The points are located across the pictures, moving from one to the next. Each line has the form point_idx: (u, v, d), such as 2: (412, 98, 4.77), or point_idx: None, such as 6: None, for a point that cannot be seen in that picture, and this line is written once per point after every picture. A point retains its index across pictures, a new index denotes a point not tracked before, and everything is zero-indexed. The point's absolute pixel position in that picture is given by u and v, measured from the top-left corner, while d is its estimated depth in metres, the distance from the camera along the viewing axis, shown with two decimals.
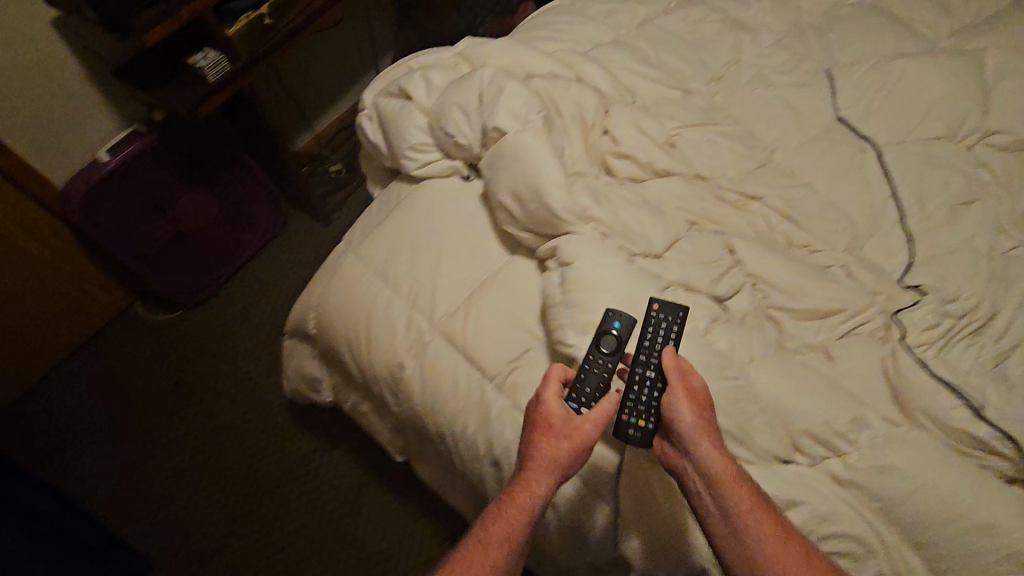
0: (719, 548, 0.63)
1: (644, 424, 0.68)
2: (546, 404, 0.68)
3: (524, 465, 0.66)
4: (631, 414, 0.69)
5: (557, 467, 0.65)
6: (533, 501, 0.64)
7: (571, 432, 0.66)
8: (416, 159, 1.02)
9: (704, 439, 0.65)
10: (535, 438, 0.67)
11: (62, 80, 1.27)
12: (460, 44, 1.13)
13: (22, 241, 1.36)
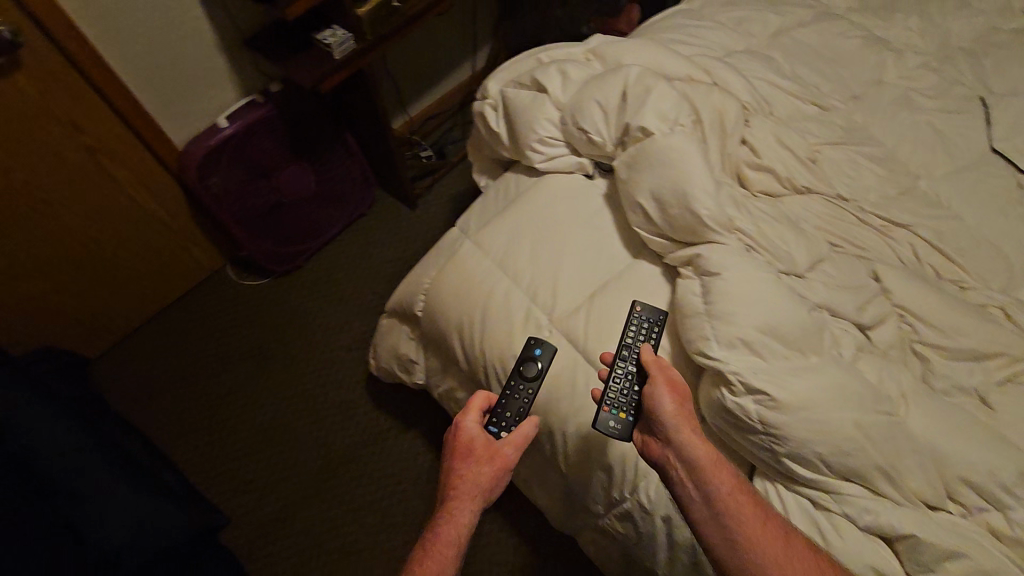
0: (704, 537, 0.65)
1: (624, 416, 0.73)
2: (467, 433, 0.77)
3: (450, 492, 0.73)
4: (613, 406, 0.73)
5: (476, 492, 0.73)
6: (457, 525, 0.71)
7: (487, 458, 0.75)
8: (542, 152, 1.01)
9: (685, 430, 0.68)
10: (456, 465, 0.76)
11: (196, 46, 1.32)
12: (591, 41, 1.12)
13: (139, 192, 1.43)
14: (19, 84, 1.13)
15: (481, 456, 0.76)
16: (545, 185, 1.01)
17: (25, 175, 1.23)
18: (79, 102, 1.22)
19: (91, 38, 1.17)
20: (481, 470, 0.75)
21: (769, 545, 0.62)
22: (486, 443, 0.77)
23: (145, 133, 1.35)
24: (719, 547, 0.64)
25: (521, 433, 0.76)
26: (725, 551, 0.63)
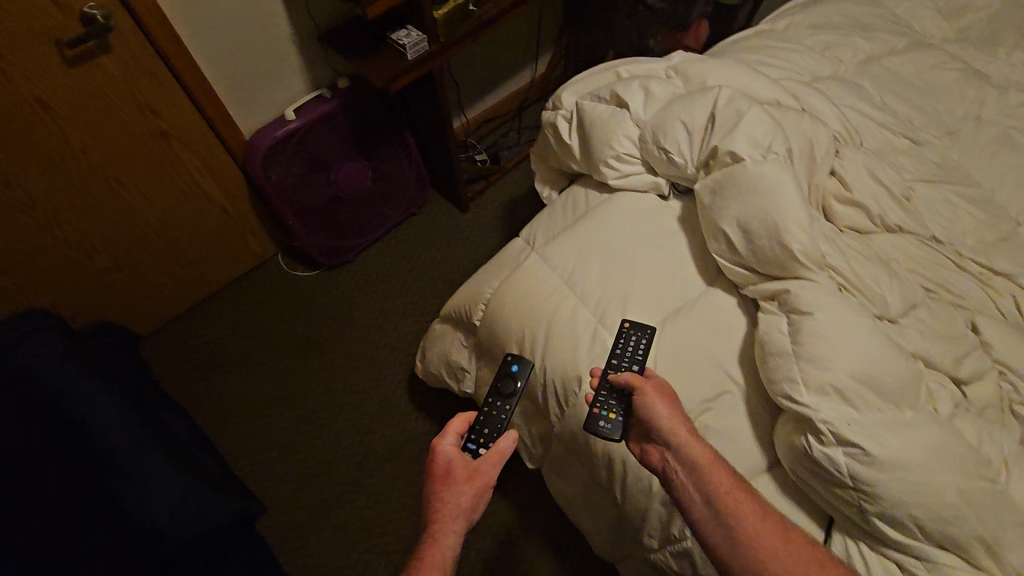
0: (706, 536, 0.68)
1: (614, 417, 0.78)
2: (446, 454, 0.79)
3: (433, 516, 0.74)
4: (603, 408, 0.79)
5: (460, 514, 0.74)
6: (442, 549, 0.72)
7: (467, 478, 0.76)
8: (617, 169, 0.99)
9: (677, 429, 0.72)
10: (438, 488, 0.77)
11: (273, 39, 1.33)
12: (672, 57, 1.09)
13: (204, 179, 1.45)
14: (106, 67, 1.14)
15: (461, 476, 0.77)
16: (618, 202, 0.99)
17: (101, 156, 1.25)
18: (159, 88, 1.24)
19: (177, 27, 1.19)
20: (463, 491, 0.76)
21: (771, 540, 0.65)
22: (465, 464, 0.78)
23: (217, 123, 1.36)
24: (722, 545, 0.67)
25: (501, 449, 0.78)
26: (727, 549, 0.66)
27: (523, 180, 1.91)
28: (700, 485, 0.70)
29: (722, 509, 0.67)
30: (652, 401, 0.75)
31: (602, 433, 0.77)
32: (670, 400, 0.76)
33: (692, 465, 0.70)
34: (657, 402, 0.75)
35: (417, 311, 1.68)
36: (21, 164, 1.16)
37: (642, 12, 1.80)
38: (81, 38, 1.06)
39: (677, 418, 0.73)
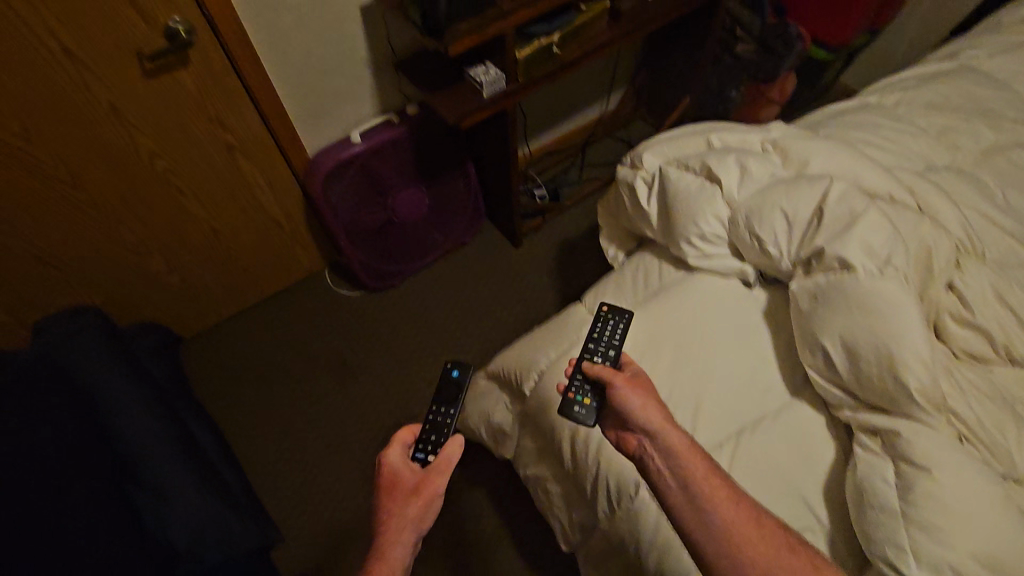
0: (682, 523, 0.66)
1: (588, 402, 0.82)
2: (391, 467, 0.87)
3: (384, 529, 0.82)
4: (577, 393, 0.83)
5: (409, 523, 0.82)
6: (392, 559, 0.79)
7: (412, 492, 0.84)
8: (699, 249, 0.91)
9: (647, 410, 0.74)
10: (387, 503, 0.84)
11: (348, 62, 1.30)
12: (771, 128, 1.00)
13: (263, 194, 1.42)
14: (182, 81, 1.12)
15: (406, 490, 0.85)
16: (696, 286, 0.91)
17: (167, 166, 1.23)
18: (232, 104, 1.21)
19: (258, 44, 1.16)
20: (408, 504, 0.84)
21: (746, 526, 0.64)
22: (411, 476, 0.87)
23: (283, 141, 1.33)
24: (696, 529, 0.65)
25: (445, 459, 0.87)
26: (704, 539, 0.64)
27: (580, 220, 1.84)
28: (671, 466, 0.70)
29: (693, 490, 0.66)
30: (623, 384, 0.77)
31: (576, 417, 0.81)
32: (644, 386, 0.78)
33: (663, 446, 0.71)
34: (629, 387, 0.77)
35: (458, 347, 1.62)
36: (88, 168, 1.14)
37: (726, 61, 1.73)
38: (162, 52, 1.04)
39: (649, 401, 0.75)
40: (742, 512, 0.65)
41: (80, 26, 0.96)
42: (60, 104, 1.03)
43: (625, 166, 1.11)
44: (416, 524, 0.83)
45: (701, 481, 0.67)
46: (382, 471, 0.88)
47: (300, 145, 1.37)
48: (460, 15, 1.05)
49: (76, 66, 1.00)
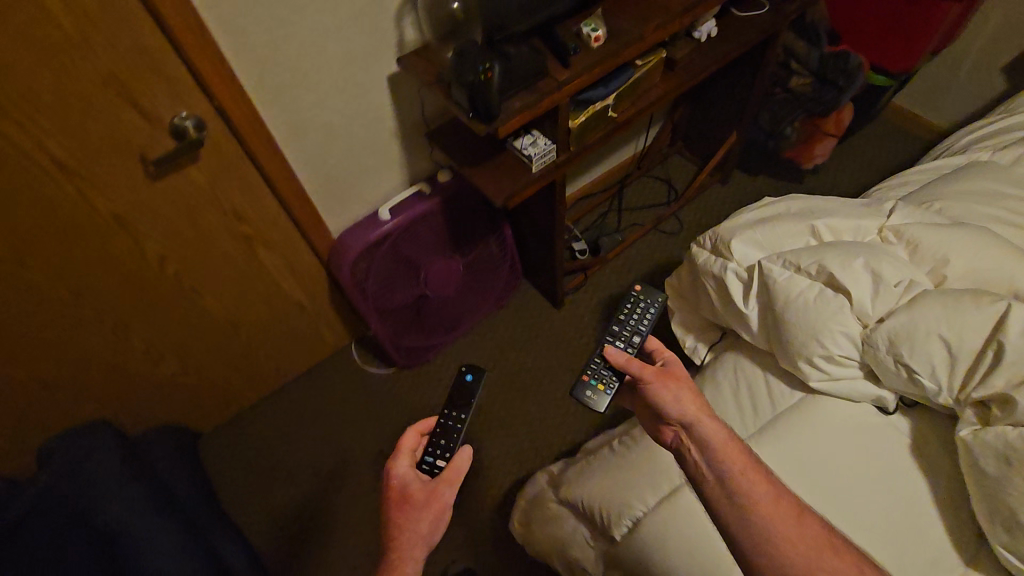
0: (721, 516, 0.69)
1: (600, 388, 0.91)
2: (401, 479, 0.83)
3: (395, 542, 0.79)
4: (592, 379, 0.92)
5: (420, 541, 0.79)
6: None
7: (424, 504, 0.82)
8: (823, 371, 0.75)
9: (685, 403, 0.78)
10: (398, 515, 0.81)
11: (375, 135, 1.14)
12: (887, 212, 0.85)
13: (287, 280, 1.27)
14: (193, 180, 0.96)
15: (418, 500, 0.82)
16: (825, 417, 0.76)
17: (178, 268, 1.07)
18: (249, 196, 1.05)
19: (276, 130, 1.00)
20: (419, 520, 0.81)
21: (781, 516, 0.66)
22: (420, 485, 0.84)
23: (307, 226, 1.18)
24: (732, 519, 0.67)
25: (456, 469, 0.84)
26: (742, 530, 0.66)
27: (624, 274, 1.68)
28: (707, 456, 0.73)
29: (729, 480, 0.69)
30: (656, 377, 0.83)
31: (589, 399, 0.90)
32: (676, 376, 0.84)
33: (697, 435, 0.76)
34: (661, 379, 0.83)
35: (502, 428, 1.47)
36: (88, 282, 0.98)
37: (778, 94, 1.57)
38: (171, 154, 0.89)
39: (681, 391, 0.80)
40: (779, 504, 0.67)
41: (73, 139, 0.81)
42: (52, 222, 0.87)
43: (706, 251, 0.97)
44: (428, 541, 0.80)
45: (738, 473, 0.69)
46: (388, 480, 0.84)
47: (323, 227, 1.21)
48: (513, 90, 0.89)
49: (71, 179, 0.84)
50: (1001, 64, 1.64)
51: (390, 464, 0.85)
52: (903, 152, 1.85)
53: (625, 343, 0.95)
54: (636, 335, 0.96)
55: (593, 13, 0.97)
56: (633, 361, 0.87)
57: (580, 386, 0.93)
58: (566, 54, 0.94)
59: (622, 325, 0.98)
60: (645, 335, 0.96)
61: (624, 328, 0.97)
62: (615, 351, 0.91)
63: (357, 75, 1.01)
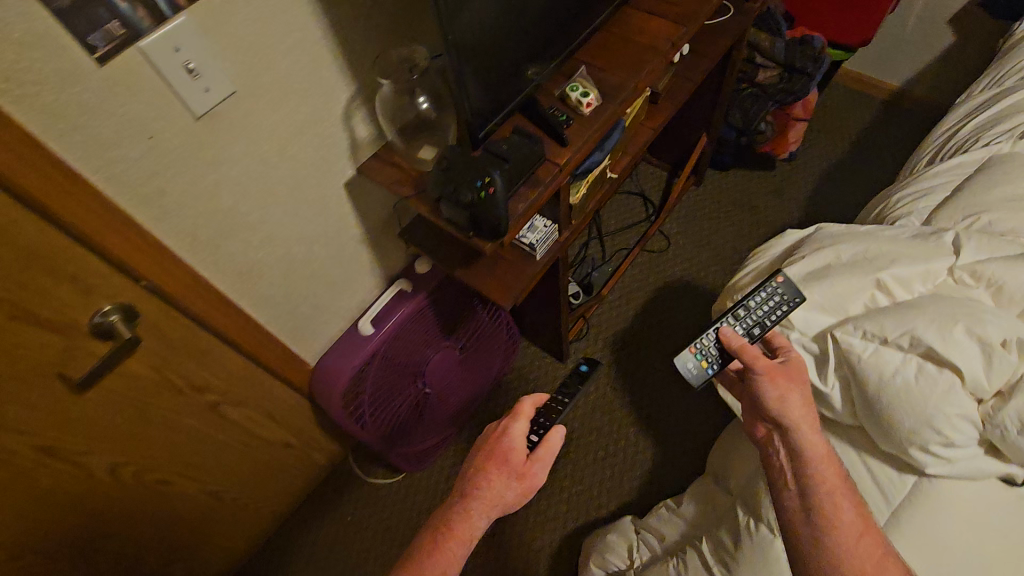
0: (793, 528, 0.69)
1: (704, 364, 0.86)
2: (509, 441, 0.82)
3: (472, 494, 0.78)
4: (698, 352, 0.86)
5: (497, 504, 0.79)
6: (469, 530, 0.76)
7: (516, 475, 0.80)
8: (941, 457, 0.66)
9: (793, 413, 0.72)
10: (490, 471, 0.81)
11: (341, 247, 0.97)
12: (953, 247, 0.77)
13: (266, 428, 1.08)
14: (135, 373, 0.77)
15: (513, 470, 0.81)
16: (962, 504, 0.68)
17: (140, 464, 0.87)
18: (204, 365, 0.86)
19: (227, 283, 0.81)
20: (507, 484, 0.80)
21: (860, 554, 0.63)
22: (521, 458, 0.82)
23: (280, 367, 0.99)
24: (806, 547, 0.67)
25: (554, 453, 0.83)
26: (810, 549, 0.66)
27: (623, 308, 1.57)
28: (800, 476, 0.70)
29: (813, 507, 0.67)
30: (768, 374, 0.75)
31: (690, 371, 0.86)
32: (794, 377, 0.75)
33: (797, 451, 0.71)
34: (772, 375, 0.76)
35: (536, 512, 1.34)
36: (31, 527, 0.78)
37: (745, 90, 1.49)
38: (101, 366, 0.70)
39: (792, 399, 0.73)
40: (865, 532, 0.65)
41: None
42: None
43: None
44: (504, 504, 0.80)
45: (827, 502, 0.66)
46: (499, 434, 0.84)
47: (300, 361, 1.03)
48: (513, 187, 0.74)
49: None
50: (945, 18, 1.63)
51: (507, 422, 0.84)
52: (861, 119, 1.83)
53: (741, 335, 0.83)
54: (758, 327, 0.82)
55: (578, 74, 0.83)
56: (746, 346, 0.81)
57: (681, 356, 0.87)
58: (562, 129, 0.80)
59: (749, 309, 0.83)
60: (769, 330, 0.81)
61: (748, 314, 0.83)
62: (732, 334, 0.83)
63: (311, 191, 0.84)
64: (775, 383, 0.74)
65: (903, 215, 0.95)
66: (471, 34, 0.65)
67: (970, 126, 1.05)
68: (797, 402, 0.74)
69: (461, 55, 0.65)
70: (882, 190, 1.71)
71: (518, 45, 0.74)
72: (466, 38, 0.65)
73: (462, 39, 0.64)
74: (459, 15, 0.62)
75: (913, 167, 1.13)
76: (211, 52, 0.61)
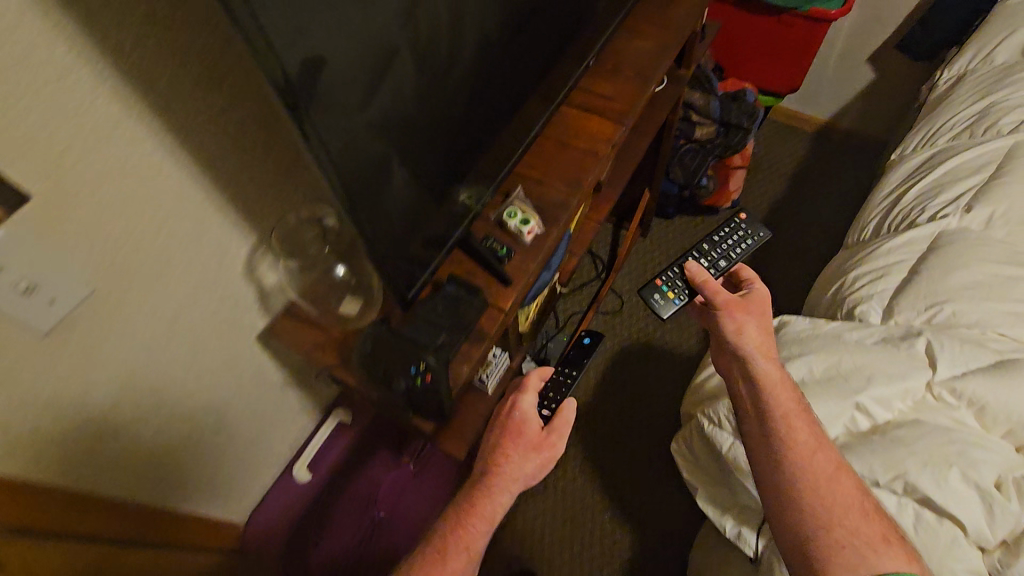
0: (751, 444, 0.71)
1: (668, 293, 1.18)
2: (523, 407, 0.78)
3: (494, 466, 0.75)
4: (665, 285, 1.19)
5: (518, 478, 0.76)
6: (495, 507, 0.73)
7: (534, 445, 0.77)
8: None
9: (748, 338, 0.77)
10: (506, 441, 0.77)
11: (256, 397, 0.83)
12: (927, 357, 0.72)
13: None
14: None
15: (529, 438, 0.77)
16: None
17: None
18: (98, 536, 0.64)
19: (132, 423, 0.65)
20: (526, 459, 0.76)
21: (815, 461, 0.65)
22: (536, 429, 0.78)
23: (161, 535, 0.75)
24: (762, 458, 0.69)
25: (569, 421, 0.78)
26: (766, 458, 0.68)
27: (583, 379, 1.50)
28: (756, 394, 0.73)
29: (770, 421, 0.69)
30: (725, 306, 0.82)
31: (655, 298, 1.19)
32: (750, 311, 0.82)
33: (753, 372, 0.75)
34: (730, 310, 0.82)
35: None
36: None
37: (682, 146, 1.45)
38: None
39: (747, 326, 0.79)
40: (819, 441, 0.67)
41: None
42: None
43: (713, 423, 0.85)
44: (526, 477, 0.77)
45: (781, 412, 0.68)
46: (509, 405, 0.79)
47: (185, 517, 0.79)
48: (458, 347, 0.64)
49: None
50: (864, 56, 1.67)
51: (516, 396, 0.77)
52: (797, 156, 1.84)
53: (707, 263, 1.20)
54: (722, 260, 1.20)
55: (516, 198, 0.74)
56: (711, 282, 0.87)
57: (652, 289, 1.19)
58: (501, 267, 0.70)
59: (714, 246, 1.20)
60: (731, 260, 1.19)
61: (713, 251, 1.22)
62: (695, 268, 0.88)
63: (207, 353, 0.70)
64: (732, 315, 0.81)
65: (864, 299, 0.91)
66: (373, 192, 0.55)
67: (913, 194, 1.04)
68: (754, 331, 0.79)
69: (367, 216, 0.55)
70: (823, 228, 1.71)
71: (440, 183, 0.65)
72: (369, 199, 0.55)
73: (364, 200, 0.54)
74: (355, 175, 0.52)
75: (863, 234, 1.11)
76: (49, 256, 0.48)
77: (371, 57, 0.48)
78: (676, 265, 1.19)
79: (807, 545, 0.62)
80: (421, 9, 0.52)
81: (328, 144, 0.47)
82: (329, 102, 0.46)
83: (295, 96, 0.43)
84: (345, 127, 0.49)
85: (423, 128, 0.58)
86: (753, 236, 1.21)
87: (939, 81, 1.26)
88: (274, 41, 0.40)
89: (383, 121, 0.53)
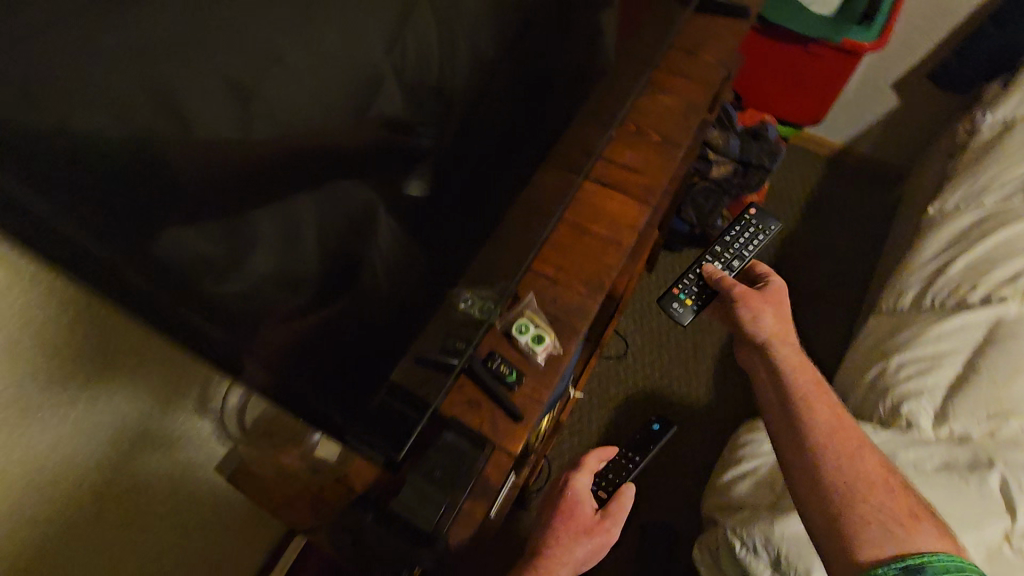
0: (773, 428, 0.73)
1: (686, 303, 0.85)
2: (577, 495, 0.76)
3: (545, 549, 0.71)
4: (679, 292, 0.85)
5: (568, 563, 0.71)
6: None
7: (587, 530, 0.74)
8: None
9: (765, 326, 0.79)
10: (558, 526, 0.73)
11: (212, 542, 0.67)
12: (1012, 498, 0.67)
13: None
14: None
15: (582, 523, 0.74)
16: None
17: None
18: None
19: None
20: (579, 543, 0.73)
21: (839, 445, 0.67)
22: (590, 514, 0.76)
23: None
24: (785, 441, 0.70)
25: (627, 507, 0.77)
26: (788, 439, 0.70)
27: (584, 433, 1.40)
28: (777, 383, 0.75)
29: (791, 403, 0.72)
30: (740, 294, 0.81)
31: (674, 313, 0.85)
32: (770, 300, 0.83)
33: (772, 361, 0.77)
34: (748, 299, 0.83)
35: None
36: None
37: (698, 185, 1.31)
38: None
39: (765, 313, 0.80)
40: (843, 426, 0.69)
41: None
42: None
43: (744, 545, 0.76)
44: (576, 565, 0.72)
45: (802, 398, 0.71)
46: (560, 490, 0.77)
47: None
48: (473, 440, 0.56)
49: None
50: (890, 80, 1.54)
51: (570, 475, 0.78)
52: (815, 183, 1.71)
53: (721, 266, 0.87)
54: (737, 260, 0.88)
55: (527, 307, 0.63)
56: (725, 278, 0.84)
57: (665, 299, 0.86)
58: (508, 400, 0.59)
59: (724, 245, 0.89)
60: (749, 260, 0.88)
61: (725, 249, 0.90)
62: (712, 269, 0.86)
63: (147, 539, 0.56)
64: (748, 303, 0.80)
65: (909, 394, 0.81)
66: (343, 323, 0.44)
67: (962, 263, 0.93)
68: (771, 319, 0.80)
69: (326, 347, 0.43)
70: (844, 264, 1.58)
71: (435, 290, 0.53)
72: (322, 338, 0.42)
73: (323, 331, 0.43)
74: (306, 304, 0.41)
75: (900, 303, 1.00)
76: None
77: (334, 153, 0.37)
78: (691, 270, 0.88)
79: (838, 526, 0.61)
80: (410, 54, 0.40)
81: (264, 271, 0.37)
82: (277, 205, 0.35)
83: (204, 222, 0.33)
84: (298, 242, 0.38)
85: (413, 218, 0.47)
86: (768, 228, 0.90)
87: (983, 124, 1.15)
88: (170, 155, 0.30)
89: (353, 229, 0.42)
